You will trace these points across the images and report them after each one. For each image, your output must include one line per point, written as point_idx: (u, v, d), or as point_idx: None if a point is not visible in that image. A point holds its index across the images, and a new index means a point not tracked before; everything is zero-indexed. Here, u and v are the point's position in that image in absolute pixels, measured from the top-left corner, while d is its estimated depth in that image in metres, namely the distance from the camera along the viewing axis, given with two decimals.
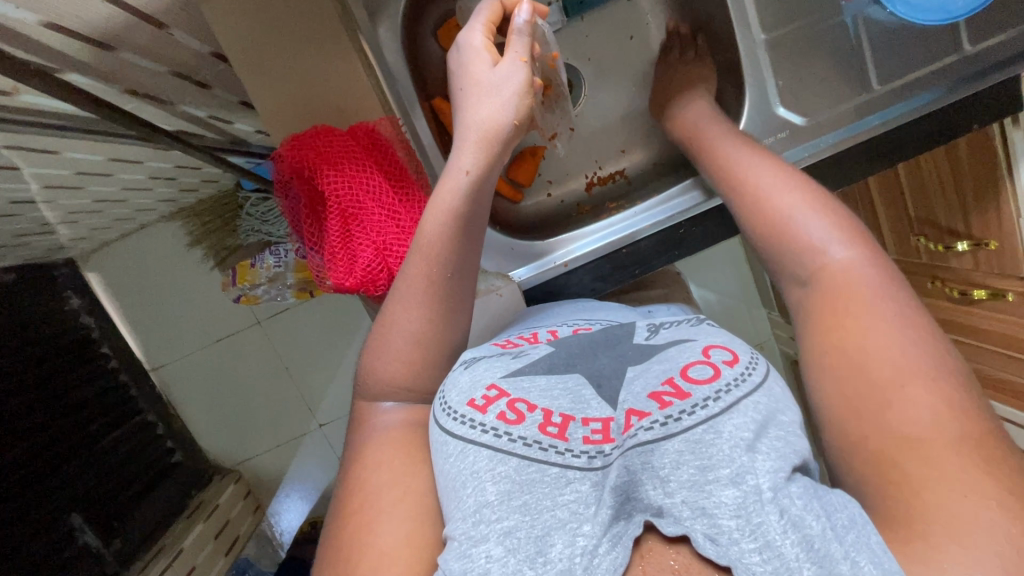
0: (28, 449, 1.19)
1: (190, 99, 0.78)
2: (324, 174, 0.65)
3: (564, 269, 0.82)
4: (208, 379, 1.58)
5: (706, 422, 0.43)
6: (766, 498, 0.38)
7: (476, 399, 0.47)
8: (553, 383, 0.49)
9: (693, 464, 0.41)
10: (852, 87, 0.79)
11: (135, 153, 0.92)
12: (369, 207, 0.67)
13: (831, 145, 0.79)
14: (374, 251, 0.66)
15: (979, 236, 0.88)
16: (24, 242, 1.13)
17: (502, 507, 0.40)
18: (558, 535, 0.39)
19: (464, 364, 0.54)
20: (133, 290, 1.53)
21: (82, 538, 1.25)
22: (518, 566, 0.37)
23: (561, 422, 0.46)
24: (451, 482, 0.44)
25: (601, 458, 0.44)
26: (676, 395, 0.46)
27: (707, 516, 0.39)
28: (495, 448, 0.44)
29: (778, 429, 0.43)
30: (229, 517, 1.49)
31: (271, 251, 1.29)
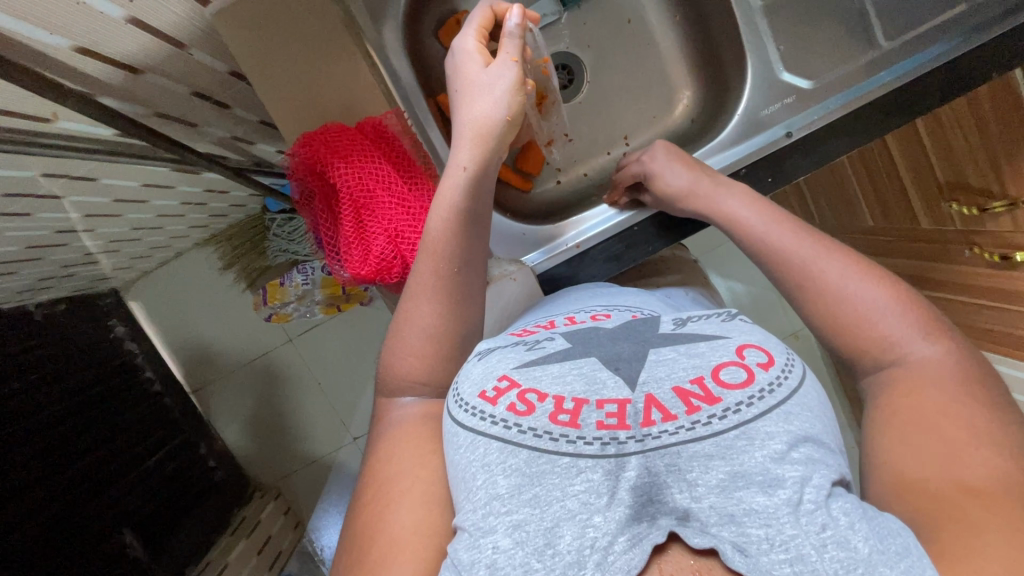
0: (80, 468, 1.23)
1: (214, 120, 0.82)
2: (335, 168, 0.67)
3: (575, 250, 0.83)
4: (246, 397, 1.65)
5: (737, 427, 0.42)
6: (803, 510, 0.38)
7: (487, 390, 0.47)
8: (567, 369, 0.49)
9: (723, 469, 0.41)
10: (857, 43, 0.78)
11: (167, 179, 0.96)
12: (380, 196, 0.69)
13: (839, 106, 0.78)
14: (387, 240, 0.69)
15: (1014, 196, 0.84)
16: (70, 272, 1.20)
17: (513, 500, 0.41)
18: (568, 527, 0.39)
19: (478, 356, 0.54)
20: (175, 315, 1.61)
21: (132, 554, 1.29)
22: (527, 559, 0.38)
23: (573, 408, 0.45)
24: (462, 472, 0.45)
25: (615, 446, 0.43)
26: (704, 399, 0.44)
27: (735, 523, 0.38)
28: (505, 440, 0.44)
29: (814, 443, 0.42)
30: (271, 533, 1.53)
31: (298, 269, 1.41)
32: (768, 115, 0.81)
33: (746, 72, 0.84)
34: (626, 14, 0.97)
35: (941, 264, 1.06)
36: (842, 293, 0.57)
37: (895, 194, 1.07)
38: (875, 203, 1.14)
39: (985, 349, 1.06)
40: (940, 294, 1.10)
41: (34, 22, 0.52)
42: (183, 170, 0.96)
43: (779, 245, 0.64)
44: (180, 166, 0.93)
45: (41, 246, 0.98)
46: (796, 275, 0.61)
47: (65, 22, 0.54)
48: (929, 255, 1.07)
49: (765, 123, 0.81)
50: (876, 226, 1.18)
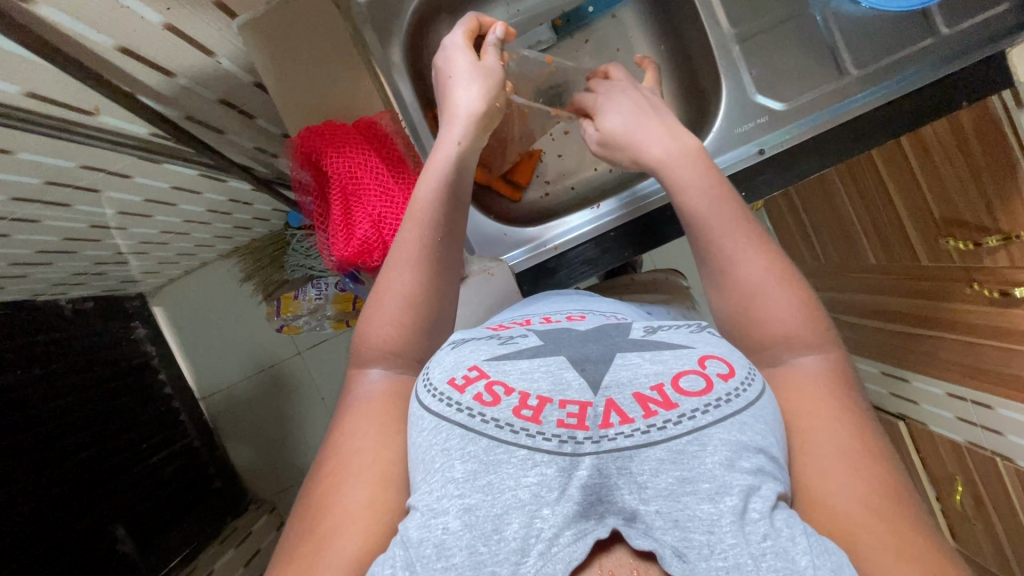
0: (84, 458, 1.27)
1: (236, 127, 0.90)
2: (328, 156, 0.73)
3: (553, 252, 0.83)
4: (250, 407, 1.69)
5: (690, 434, 0.42)
6: (746, 520, 0.38)
7: (457, 377, 0.47)
8: (535, 366, 0.48)
9: (673, 474, 0.41)
10: (828, 70, 0.78)
11: (194, 183, 1.04)
12: (368, 185, 0.74)
13: (811, 129, 0.77)
14: (370, 224, 0.73)
15: (1010, 230, 0.85)
16: (100, 270, 1.29)
17: (466, 485, 0.41)
18: (516, 516, 0.39)
19: (451, 345, 0.54)
20: (192, 322, 1.68)
21: (121, 549, 1.30)
22: (472, 542, 0.38)
23: (536, 405, 0.44)
24: (422, 455, 0.45)
25: (572, 444, 0.42)
26: (662, 405, 0.44)
27: (679, 528, 0.38)
28: (467, 427, 0.44)
29: (761, 455, 0.42)
30: (260, 546, 1.54)
31: (313, 285, 1.47)
32: (742, 133, 0.79)
33: (721, 95, 0.82)
34: (616, 44, 0.98)
35: (937, 302, 1.06)
36: (764, 294, 0.57)
37: (891, 230, 1.08)
38: (876, 243, 1.14)
39: (993, 393, 1.03)
40: (943, 333, 1.08)
41: (83, 18, 0.60)
42: (207, 176, 1.04)
43: (704, 229, 0.62)
44: (205, 171, 1.01)
45: (76, 241, 1.07)
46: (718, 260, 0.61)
47: (107, 20, 0.62)
48: (929, 295, 1.07)
49: (738, 141, 0.79)
50: (878, 264, 1.18)
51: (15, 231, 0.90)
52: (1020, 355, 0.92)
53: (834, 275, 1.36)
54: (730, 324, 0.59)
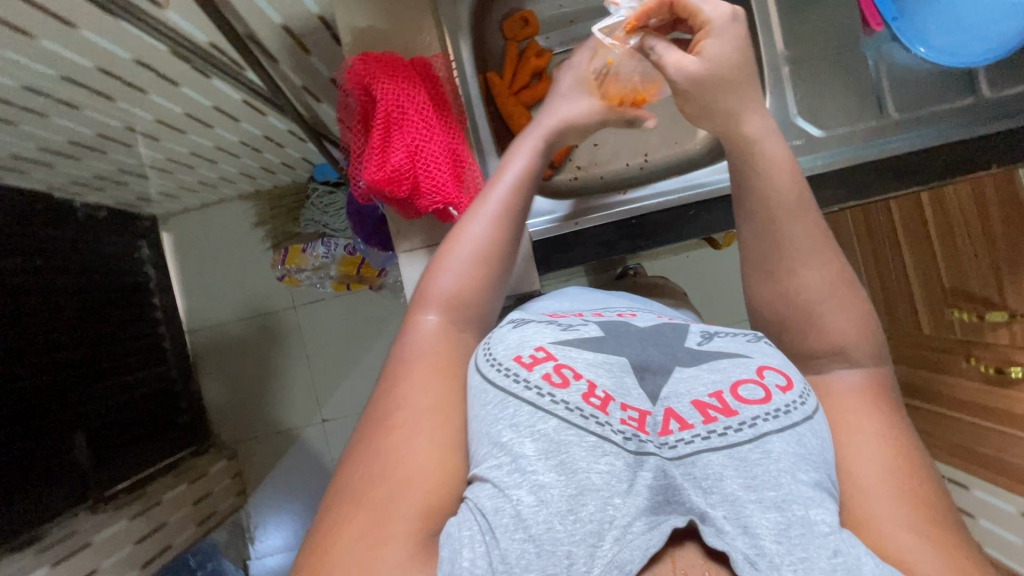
0: (63, 358, 1.26)
1: (291, 61, 0.92)
2: (374, 79, 0.61)
3: (572, 229, 0.79)
4: (235, 351, 1.69)
5: (753, 442, 0.43)
6: (817, 532, 0.39)
7: (523, 356, 0.48)
8: (599, 360, 0.48)
9: (739, 480, 0.42)
10: (868, 109, 0.77)
11: (236, 109, 1.06)
12: (411, 114, 0.62)
13: (845, 159, 0.75)
14: (405, 154, 0.61)
15: (1015, 308, 0.85)
16: (123, 179, 1.30)
17: (539, 462, 0.42)
18: (591, 498, 0.40)
19: (513, 323, 0.54)
20: (197, 255, 1.68)
21: (78, 457, 1.26)
22: (549, 518, 0.39)
23: (603, 396, 0.45)
24: (485, 425, 0.45)
25: (635, 442, 0.43)
26: (722, 411, 0.45)
27: (750, 534, 0.39)
28: (536, 406, 0.44)
29: (823, 471, 0.43)
30: (211, 490, 1.52)
31: (323, 242, 1.48)
32: None
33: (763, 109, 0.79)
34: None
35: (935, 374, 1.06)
36: (835, 295, 0.56)
37: (902, 292, 1.09)
38: (882, 305, 1.15)
39: (970, 473, 1.03)
40: (929, 405, 1.09)
41: None
42: (251, 104, 1.06)
43: (778, 229, 0.59)
44: (250, 98, 1.02)
45: (108, 140, 1.08)
46: (777, 262, 0.59)
47: None
48: (926, 364, 1.07)
49: None
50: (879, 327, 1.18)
51: (53, 112, 0.91)
52: (1004, 437, 0.93)
53: None
54: (770, 322, 0.59)
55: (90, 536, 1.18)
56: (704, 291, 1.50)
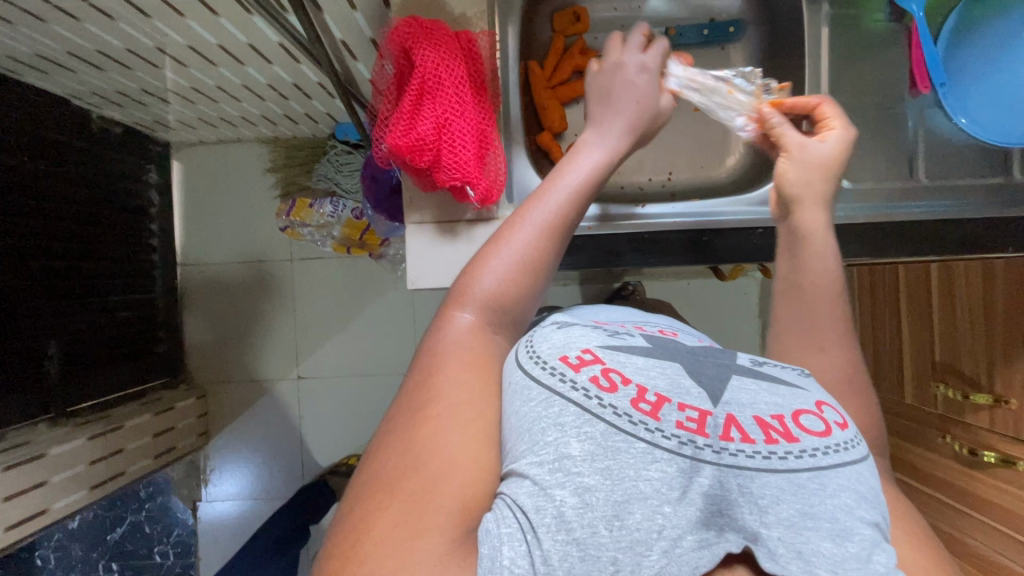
0: (49, 266, 1.24)
1: (335, 12, 0.90)
2: (415, 44, 0.60)
3: (585, 230, 0.79)
4: (225, 293, 1.67)
5: (812, 470, 0.40)
6: (871, 567, 0.38)
7: (569, 356, 0.45)
8: (650, 364, 0.45)
9: (796, 506, 0.39)
10: (898, 172, 0.77)
11: (269, 50, 1.04)
12: (446, 86, 0.61)
13: (865, 216, 0.74)
14: (432, 127, 0.60)
15: (1001, 394, 0.85)
16: (143, 99, 1.28)
17: (585, 464, 0.40)
18: (638, 506, 0.39)
19: (556, 323, 0.51)
20: (204, 189, 1.66)
21: (47, 367, 1.25)
22: (594, 522, 0.38)
23: (654, 400, 0.42)
24: (527, 424, 0.43)
25: (692, 448, 0.41)
26: (784, 435, 0.41)
27: (803, 559, 0.38)
28: (583, 407, 0.42)
29: (880, 505, 0.41)
30: (175, 426, 1.51)
31: (331, 201, 1.52)
32: None
33: None
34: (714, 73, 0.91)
35: (911, 444, 1.07)
36: (846, 388, 0.55)
37: (891, 358, 1.09)
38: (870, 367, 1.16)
39: None
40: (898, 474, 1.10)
41: None
42: (286, 48, 1.04)
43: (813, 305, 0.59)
44: (286, 42, 1.01)
45: (137, 58, 1.06)
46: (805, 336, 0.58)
47: None
48: (903, 432, 1.08)
49: None
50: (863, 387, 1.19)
51: (85, 17, 0.90)
52: (966, 518, 0.94)
53: None
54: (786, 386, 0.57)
55: (47, 448, 1.17)
56: (698, 320, 1.50)
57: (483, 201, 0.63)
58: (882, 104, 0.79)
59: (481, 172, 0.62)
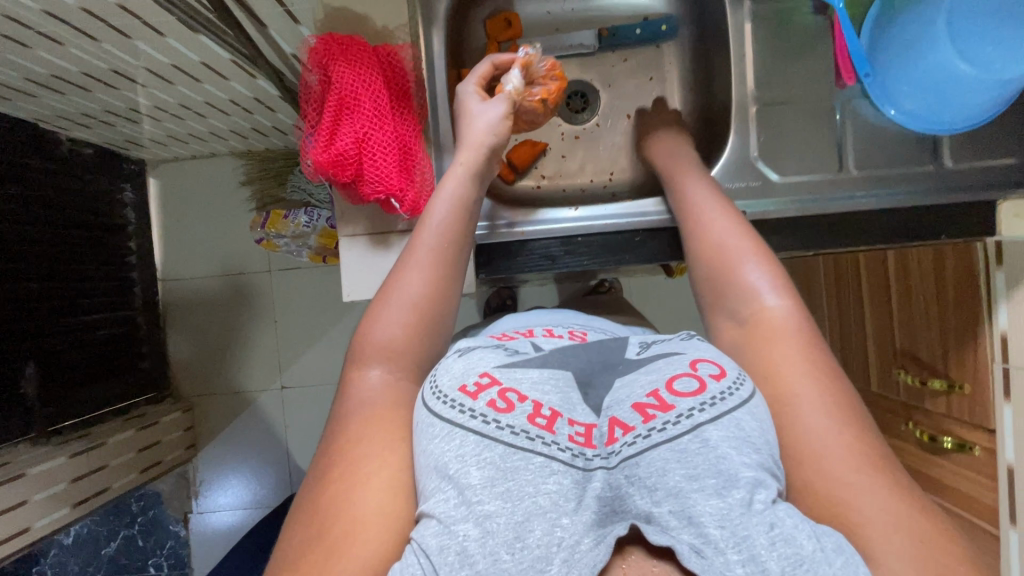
0: (25, 289, 1.27)
1: (280, 29, 0.91)
2: (334, 65, 0.64)
3: (519, 237, 0.81)
4: (206, 306, 1.69)
5: (690, 431, 0.45)
6: (754, 509, 0.41)
7: (468, 385, 0.49)
8: (545, 377, 0.51)
9: (680, 471, 0.43)
10: (829, 162, 0.79)
11: (224, 67, 1.06)
12: (364, 103, 0.65)
13: (796, 208, 0.77)
14: (353, 141, 0.64)
15: (955, 378, 0.85)
16: (110, 120, 1.30)
17: (484, 491, 0.43)
18: (538, 522, 0.41)
19: (459, 352, 0.55)
20: (181, 205, 1.68)
21: (25, 388, 1.27)
22: (496, 548, 0.40)
23: (549, 415, 0.47)
24: (435, 461, 0.46)
25: (582, 459, 0.45)
26: (660, 408, 0.47)
27: (693, 525, 0.41)
28: (483, 433, 0.46)
29: (756, 446, 0.46)
30: (160, 439, 1.53)
31: (306, 211, 1.43)
32: (731, 189, 0.80)
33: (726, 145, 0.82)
34: (650, 71, 0.95)
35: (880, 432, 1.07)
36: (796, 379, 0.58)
37: (857, 345, 1.09)
38: (838, 355, 1.16)
39: None
40: None
41: None
42: (240, 65, 1.05)
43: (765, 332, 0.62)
44: (238, 59, 1.02)
45: (96, 81, 1.08)
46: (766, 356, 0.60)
47: None
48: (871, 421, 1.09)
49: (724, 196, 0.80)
50: None
51: (36, 45, 0.92)
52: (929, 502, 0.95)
53: None
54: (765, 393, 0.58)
55: (26, 467, 1.19)
56: (673, 314, 1.50)
57: (411, 212, 0.69)
58: (816, 97, 0.79)
59: (404, 183, 0.67)
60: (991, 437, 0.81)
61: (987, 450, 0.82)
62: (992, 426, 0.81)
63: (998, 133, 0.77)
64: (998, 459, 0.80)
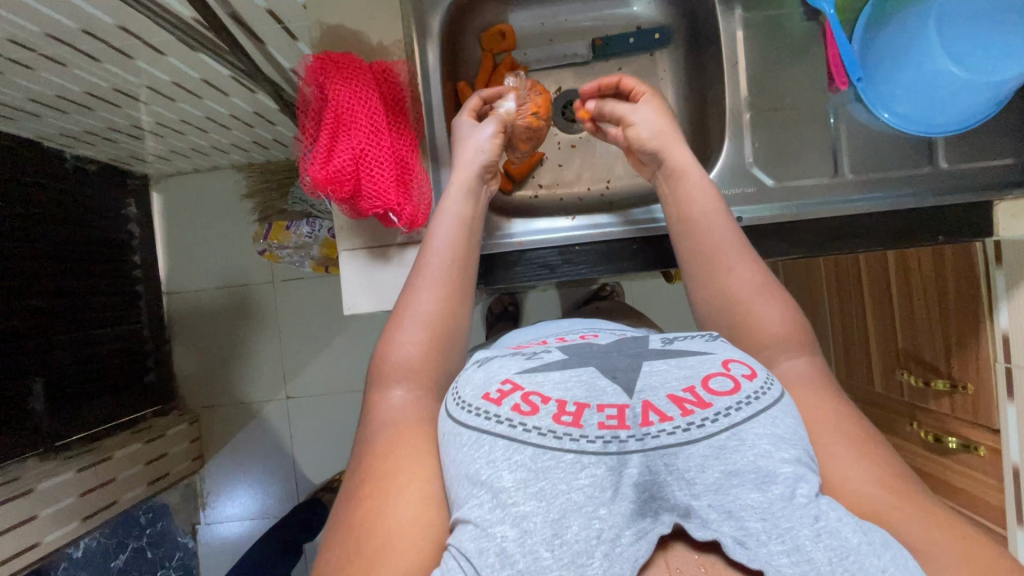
0: (31, 305, 1.28)
1: (278, 45, 0.92)
2: (331, 84, 0.66)
3: (517, 247, 0.82)
4: (212, 318, 1.70)
5: (729, 428, 0.43)
6: (796, 504, 0.41)
7: (491, 392, 0.47)
8: (567, 376, 0.48)
9: (719, 467, 0.42)
10: (827, 165, 0.79)
11: (224, 83, 1.07)
12: (360, 119, 0.66)
13: (790, 214, 0.77)
14: (350, 157, 0.65)
15: (958, 378, 0.85)
16: (114, 137, 1.31)
17: (518, 493, 0.41)
18: (575, 519, 0.40)
19: (478, 362, 0.54)
20: (185, 219, 1.69)
21: (32, 404, 1.28)
22: (535, 547, 0.39)
23: (576, 410, 0.45)
24: (466, 467, 0.45)
25: (616, 444, 0.43)
26: (697, 404, 0.45)
27: (734, 518, 0.41)
28: (511, 437, 0.44)
29: (793, 442, 0.45)
30: (167, 452, 1.54)
31: (308, 222, 1.42)
32: (726, 195, 0.80)
33: (721, 152, 0.82)
34: (645, 78, 0.95)
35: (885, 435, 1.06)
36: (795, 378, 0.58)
37: (860, 346, 1.09)
38: (841, 356, 1.16)
39: None
40: None
41: None
42: (240, 81, 1.06)
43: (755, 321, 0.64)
44: (238, 75, 1.03)
45: (99, 100, 1.09)
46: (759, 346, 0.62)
47: None
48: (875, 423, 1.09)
49: (721, 202, 0.80)
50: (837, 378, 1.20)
51: (39, 66, 0.93)
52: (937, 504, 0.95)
53: None
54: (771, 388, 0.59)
55: (34, 482, 1.20)
56: (677, 318, 1.50)
57: (409, 225, 0.69)
58: (810, 101, 0.79)
59: (401, 198, 0.68)
60: (994, 436, 0.81)
61: (993, 450, 0.82)
62: (995, 425, 0.80)
63: (994, 133, 0.77)
64: (1003, 459, 0.80)
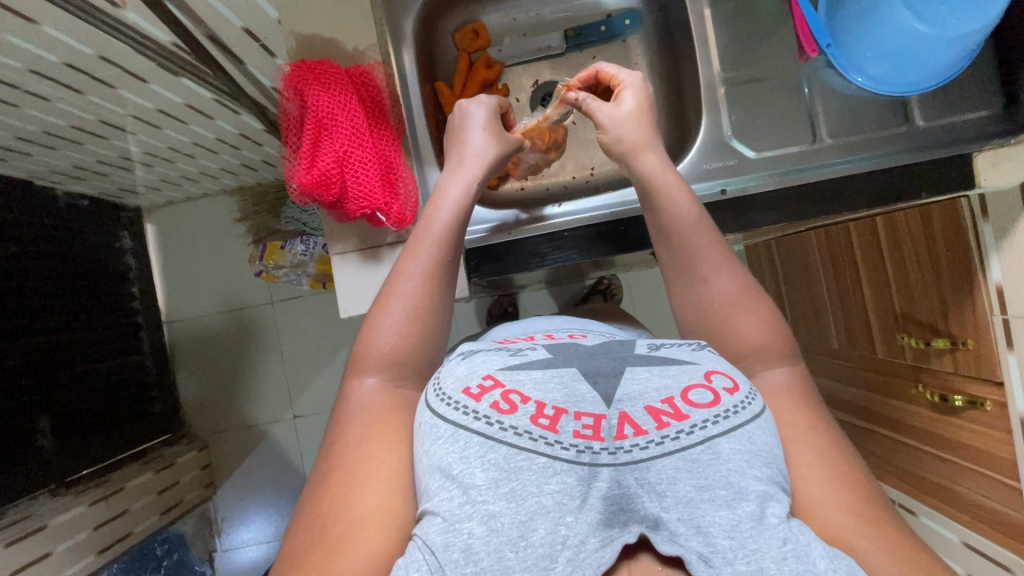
0: (33, 342, 1.29)
1: (257, 63, 0.94)
2: (310, 89, 0.67)
3: (506, 236, 0.83)
4: (213, 344, 1.71)
5: (703, 443, 0.44)
6: (765, 525, 0.41)
7: (472, 387, 0.48)
8: (549, 377, 0.49)
9: (690, 481, 0.43)
10: (803, 134, 0.80)
11: (207, 107, 1.08)
12: (342, 122, 0.67)
13: (774, 179, 0.79)
14: (334, 159, 0.66)
15: (957, 336, 0.86)
16: (102, 171, 1.32)
17: (489, 492, 0.42)
18: (541, 522, 0.41)
19: (463, 356, 0.54)
20: (180, 247, 1.71)
21: (41, 441, 1.29)
22: (500, 547, 0.40)
23: (553, 414, 0.46)
24: (439, 462, 0.45)
25: (589, 455, 0.44)
26: (674, 416, 0.46)
27: (702, 533, 0.41)
28: (486, 435, 0.45)
29: (770, 463, 0.45)
30: (178, 480, 1.54)
31: (302, 240, 1.44)
32: (709, 169, 0.82)
33: (700, 127, 0.84)
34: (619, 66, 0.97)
35: (892, 399, 1.06)
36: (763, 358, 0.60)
37: (858, 313, 1.09)
38: (841, 326, 1.16)
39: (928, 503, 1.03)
40: (886, 430, 1.11)
41: None
42: (224, 103, 1.08)
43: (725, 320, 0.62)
44: (221, 97, 1.04)
45: (85, 133, 1.11)
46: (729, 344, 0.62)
47: None
48: (880, 389, 1.09)
49: (704, 176, 0.82)
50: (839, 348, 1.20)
51: (23, 103, 0.94)
52: (948, 464, 0.94)
53: (803, 353, 1.38)
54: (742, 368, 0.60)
55: (47, 519, 1.20)
56: None
57: (397, 223, 0.70)
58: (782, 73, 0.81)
59: (388, 197, 0.68)
60: (995, 387, 0.82)
61: (998, 403, 0.82)
62: (998, 378, 0.81)
63: (966, 89, 0.78)
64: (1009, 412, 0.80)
